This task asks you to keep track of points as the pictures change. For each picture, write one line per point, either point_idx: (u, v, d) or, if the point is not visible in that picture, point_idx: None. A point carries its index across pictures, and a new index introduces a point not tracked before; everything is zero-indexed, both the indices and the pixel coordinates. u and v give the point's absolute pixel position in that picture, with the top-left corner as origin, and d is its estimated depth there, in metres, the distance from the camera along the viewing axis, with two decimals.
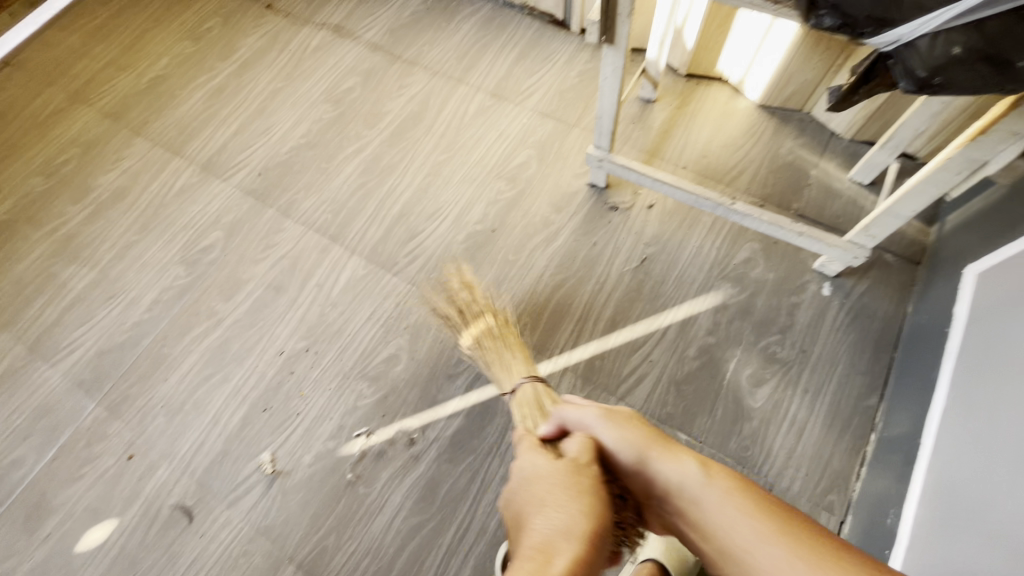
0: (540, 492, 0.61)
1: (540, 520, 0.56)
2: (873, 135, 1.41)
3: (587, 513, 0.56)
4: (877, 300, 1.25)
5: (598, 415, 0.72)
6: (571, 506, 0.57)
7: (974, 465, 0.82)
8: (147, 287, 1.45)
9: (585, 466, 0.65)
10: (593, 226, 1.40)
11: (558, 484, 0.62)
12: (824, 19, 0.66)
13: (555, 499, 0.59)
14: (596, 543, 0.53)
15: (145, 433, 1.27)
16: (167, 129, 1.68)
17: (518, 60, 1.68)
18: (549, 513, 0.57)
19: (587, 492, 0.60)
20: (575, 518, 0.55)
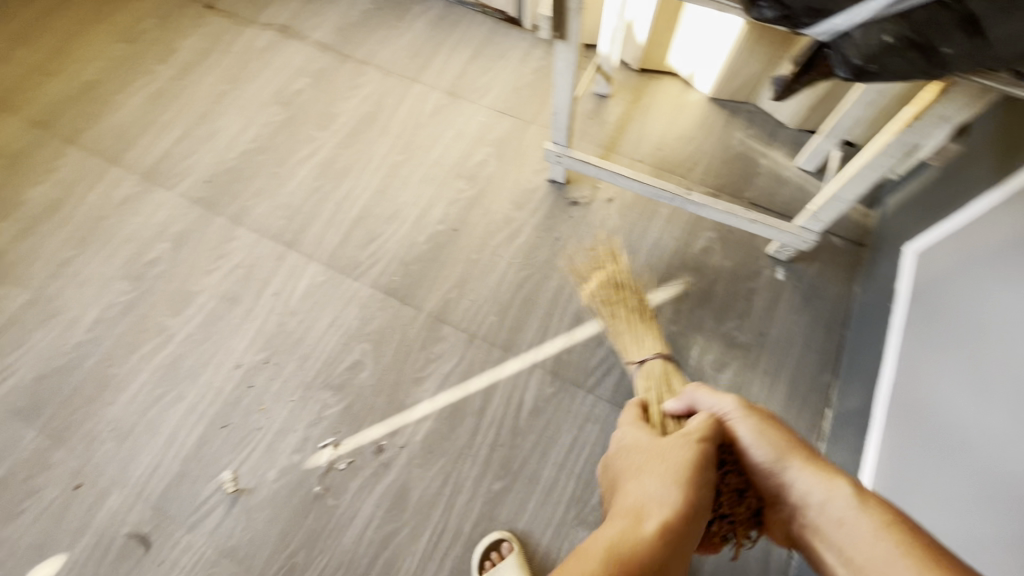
0: (638, 461, 0.67)
1: (639, 485, 0.61)
2: (816, 125, 1.47)
3: (681, 488, 0.59)
4: (827, 281, 1.31)
5: (738, 405, 0.72)
6: (669, 477, 0.60)
7: (926, 433, 0.86)
8: (88, 304, 1.36)
9: (694, 438, 0.67)
10: (555, 222, 1.41)
11: (656, 456, 0.66)
12: (765, 11, 0.68)
13: (651, 468, 0.63)
14: (686, 517, 0.56)
15: (93, 460, 1.20)
16: (103, 137, 1.59)
17: (472, 58, 1.67)
18: (641, 480, 0.61)
19: (687, 467, 0.62)
20: (668, 490, 0.58)
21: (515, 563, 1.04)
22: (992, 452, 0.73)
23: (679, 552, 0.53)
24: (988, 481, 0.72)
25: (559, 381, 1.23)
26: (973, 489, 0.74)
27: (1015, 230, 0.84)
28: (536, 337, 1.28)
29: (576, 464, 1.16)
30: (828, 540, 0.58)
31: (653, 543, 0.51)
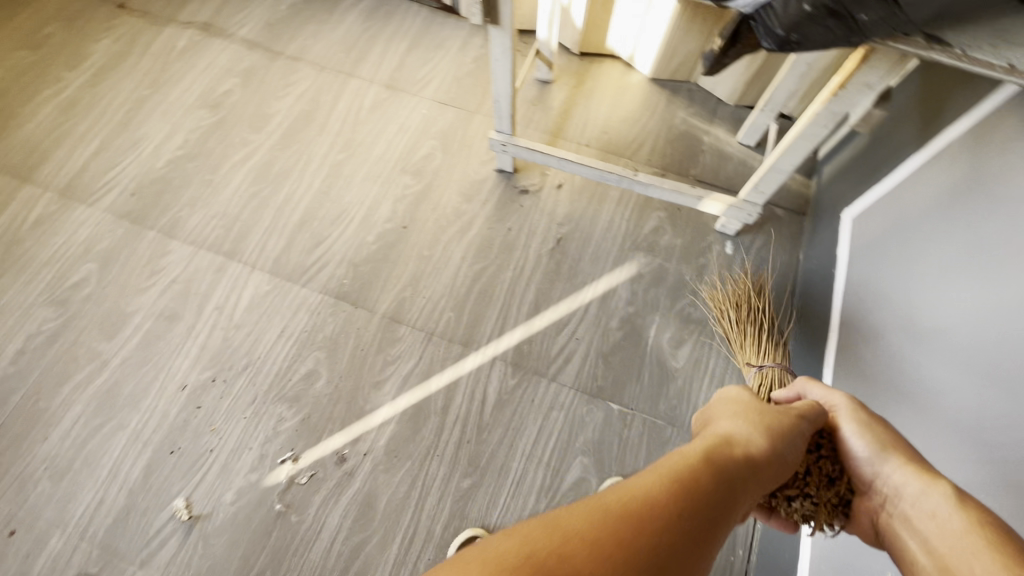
0: (731, 406, 0.67)
1: (727, 421, 0.62)
2: (753, 100, 1.50)
3: (770, 437, 0.60)
4: (774, 252, 1.34)
5: (850, 401, 0.72)
6: (759, 422, 0.61)
7: (875, 388, 0.90)
8: (7, 336, 1.25)
9: (796, 411, 0.67)
10: (506, 212, 1.39)
11: (749, 404, 0.66)
12: None
13: (741, 412, 0.64)
14: (770, 460, 0.57)
15: (28, 503, 1.11)
16: (10, 153, 1.46)
17: (410, 49, 1.62)
18: (732, 417, 0.62)
19: (783, 426, 0.62)
20: (758, 433, 0.59)
21: None
22: (935, 398, 0.77)
23: (758, 482, 0.54)
24: (933, 427, 0.76)
25: (522, 372, 1.22)
26: (922, 436, 0.77)
27: (941, 185, 0.89)
28: (496, 330, 1.26)
29: (544, 453, 1.15)
30: (914, 528, 0.59)
31: (739, 465, 0.53)
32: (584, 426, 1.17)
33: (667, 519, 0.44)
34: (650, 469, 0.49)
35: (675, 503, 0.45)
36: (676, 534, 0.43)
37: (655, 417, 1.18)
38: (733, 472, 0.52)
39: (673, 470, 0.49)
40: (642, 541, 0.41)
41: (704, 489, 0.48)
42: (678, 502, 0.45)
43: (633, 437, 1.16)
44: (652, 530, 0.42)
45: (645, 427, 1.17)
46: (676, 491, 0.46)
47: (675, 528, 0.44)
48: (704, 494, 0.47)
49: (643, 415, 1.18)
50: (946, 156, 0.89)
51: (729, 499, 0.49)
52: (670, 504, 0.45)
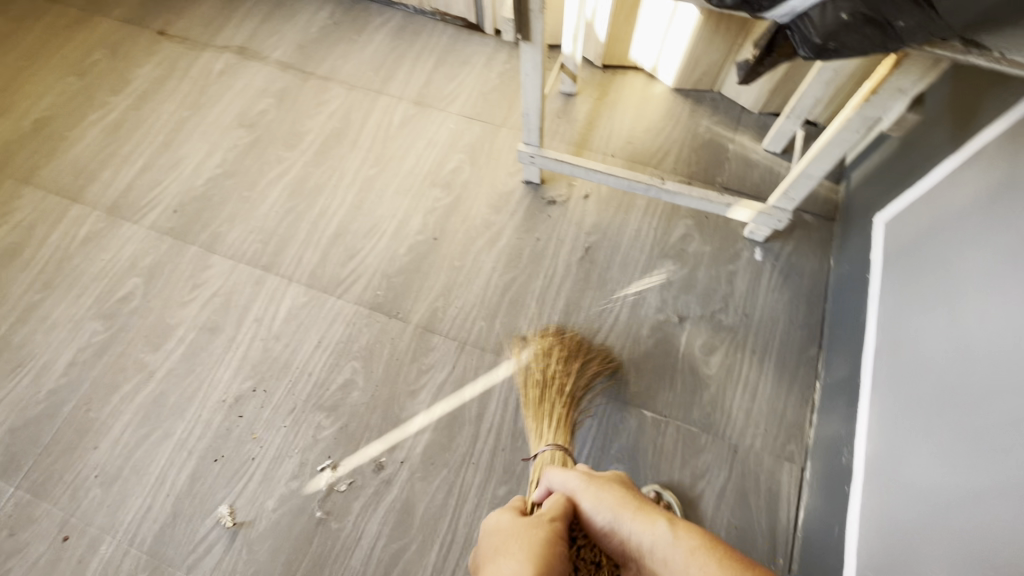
0: (496, 543, 0.59)
1: (494, 569, 0.54)
2: (778, 107, 1.51)
3: (539, 566, 0.54)
4: (804, 258, 1.34)
5: (579, 472, 0.70)
6: (524, 553, 0.55)
7: (912, 397, 0.89)
8: (60, 348, 1.31)
9: (550, 520, 0.63)
10: (534, 222, 1.41)
11: (513, 534, 0.60)
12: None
13: (511, 543, 0.58)
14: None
15: (80, 509, 1.15)
16: (61, 174, 1.54)
17: (437, 66, 1.67)
18: (499, 558, 0.56)
19: (539, 545, 0.57)
20: (525, 565, 0.53)
21: None
22: (974, 405, 0.77)
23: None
24: (972, 433, 0.75)
25: None
26: (960, 442, 0.77)
27: (976, 191, 0.89)
28: (527, 338, 1.28)
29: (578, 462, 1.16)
30: None
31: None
32: (618, 433, 1.18)
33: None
34: None
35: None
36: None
37: (690, 424, 1.18)
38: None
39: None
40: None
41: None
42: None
43: (667, 444, 1.16)
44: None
45: (679, 434, 1.17)
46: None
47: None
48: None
49: (676, 422, 1.18)
50: (982, 160, 0.90)
51: None
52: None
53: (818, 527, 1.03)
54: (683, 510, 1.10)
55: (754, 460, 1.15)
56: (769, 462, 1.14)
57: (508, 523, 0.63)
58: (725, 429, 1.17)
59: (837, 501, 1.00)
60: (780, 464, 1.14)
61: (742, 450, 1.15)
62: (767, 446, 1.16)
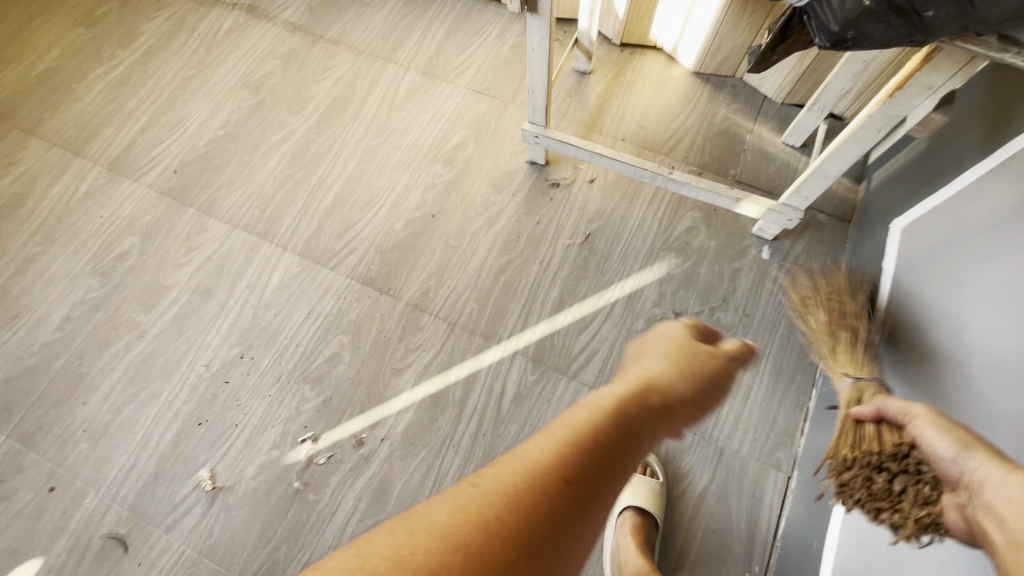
0: (661, 340, 0.65)
1: (647, 363, 0.60)
2: (802, 98, 1.43)
3: (680, 375, 0.58)
4: (813, 259, 1.28)
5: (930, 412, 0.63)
6: (684, 360, 0.61)
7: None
8: (56, 302, 1.32)
9: (724, 352, 0.66)
10: (535, 205, 1.37)
11: (673, 341, 0.64)
12: None
13: (670, 351, 0.62)
14: (687, 399, 0.57)
15: (68, 461, 1.17)
16: (65, 127, 1.53)
17: (448, 35, 1.61)
18: (657, 357, 0.61)
19: (692, 364, 0.61)
20: (672, 374, 0.58)
21: None
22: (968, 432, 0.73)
23: (669, 423, 0.54)
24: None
25: (542, 369, 1.21)
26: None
27: (999, 202, 0.82)
28: (519, 324, 1.25)
29: None
30: (990, 515, 0.50)
31: (658, 417, 0.53)
32: None
33: (578, 485, 0.42)
34: (546, 430, 0.46)
35: (596, 478, 0.43)
36: (588, 518, 0.41)
37: None
38: (649, 429, 0.51)
39: (579, 430, 0.46)
40: (564, 516, 0.40)
41: (626, 456, 0.47)
42: (592, 463, 0.44)
43: None
44: (570, 503, 0.41)
45: None
46: (584, 457, 0.44)
47: (578, 490, 0.42)
48: (622, 458, 0.46)
49: None
50: (1011, 168, 0.81)
51: (626, 462, 0.46)
52: (576, 473, 0.43)
53: (797, 539, 1.00)
54: (662, 509, 1.08)
55: (739, 465, 1.12)
56: (755, 469, 1.11)
57: (683, 337, 0.65)
58: (712, 432, 1.14)
59: (819, 516, 0.97)
60: (765, 471, 1.10)
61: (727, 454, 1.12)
62: (754, 452, 1.12)
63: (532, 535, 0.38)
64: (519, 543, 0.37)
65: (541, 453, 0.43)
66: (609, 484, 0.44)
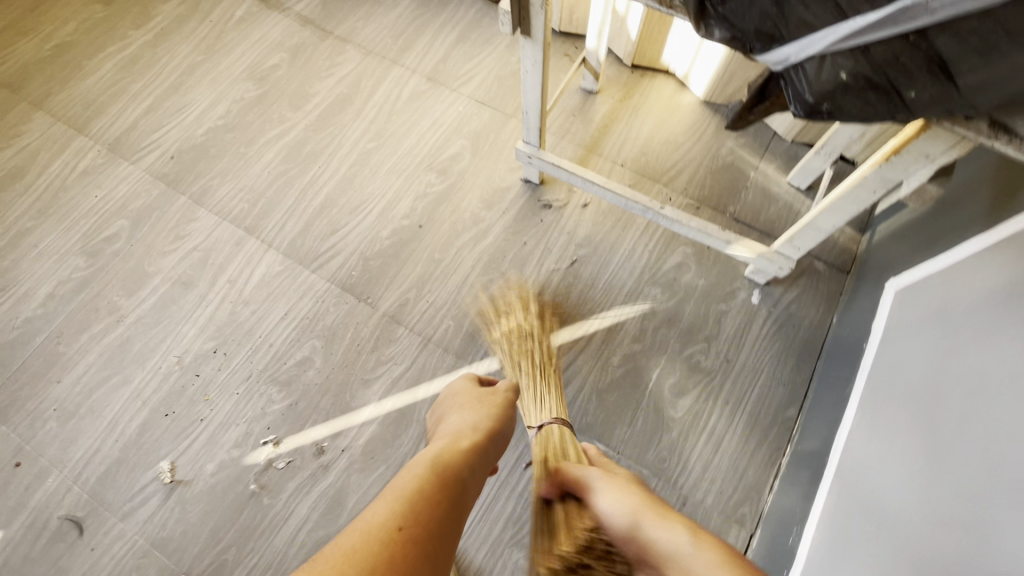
0: (461, 401, 0.82)
1: (454, 419, 0.76)
2: (814, 138, 1.37)
3: (487, 417, 0.76)
4: (804, 309, 1.23)
5: (601, 475, 0.60)
6: (484, 411, 0.77)
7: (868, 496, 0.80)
8: (42, 279, 1.34)
9: (504, 388, 0.86)
10: (525, 224, 1.34)
11: (471, 397, 0.83)
12: (714, 30, 0.63)
13: (470, 404, 0.80)
14: (495, 437, 0.72)
15: (35, 439, 1.19)
16: (71, 104, 1.54)
17: (458, 42, 1.58)
18: (460, 412, 0.79)
19: (496, 408, 0.79)
20: (478, 419, 0.75)
21: None
22: (916, 526, 0.69)
23: (489, 459, 0.69)
24: (906, 556, 0.68)
25: None
26: (894, 563, 0.69)
27: (993, 283, 0.77)
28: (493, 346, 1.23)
29: (518, 484, 1.11)
30: None
31: (475, 455, 0.66)
32: None
33: (412, 529, 0.49)
34: (383, 495, 0.53)
35: (433, 521, 0.52)
36: (432, 555, 0.48)
37: (641, 466, 1.12)
38: (467, 467, 0.63)
39: (408, 488, 0.55)
40: (409, 563, 0.45)
41: (454, 496, 0.57)
42: (424, 510, 0.52)
43: None
44: (413, 546, 0.48)
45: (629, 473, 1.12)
46: (418, 507, 0.52)
47: (413, 533, 0.49)
48: (452, 499, 0.57)
49: (628, 461, 1.12)
50: (1006, 249, 0.77)
51: (459, 502, 0.57)
52: (410, 522, 0.50)
53: None
54: None
55: (700, 517, 1.08)
56: (717, 522, 1.08)
57: (469, 391, 0.85)
58: (677, 479, 1.10)
59: None
60: (727, 526, 1.07)
61: (688, 504, 1.09)
62: (718, 505, 1.09)
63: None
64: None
65: (377, 517, 0.49)
66: (449, 524, 0.53)
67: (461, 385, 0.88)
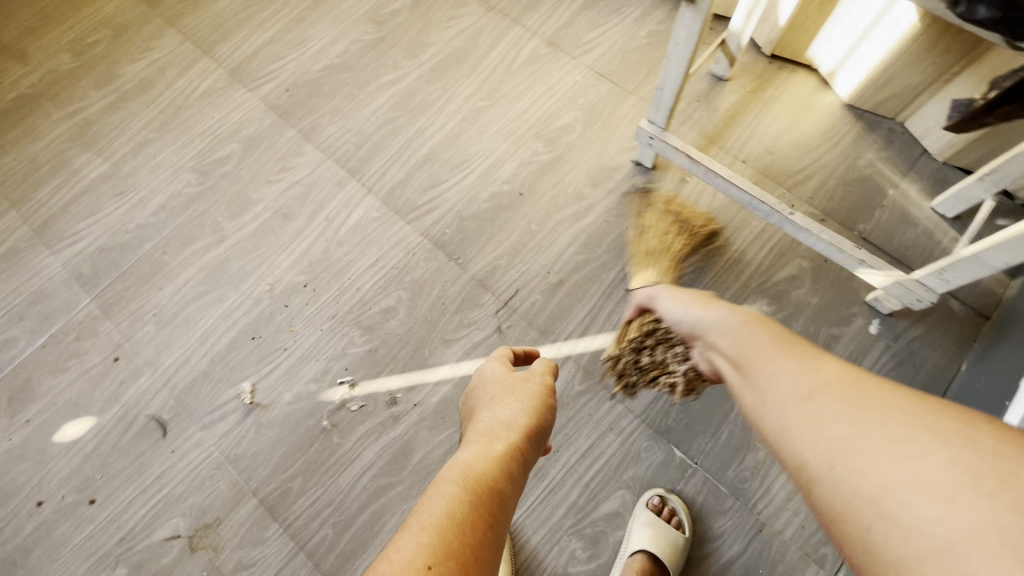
0: (494, 392, 0.79)
1: (490, 413, 0.74)
2: (971, 164, 1.23)
3: (523, 413, 0.73)
4: (929, 349, 1.11)
5: (670, 288, 0.90)
6: (520, 404, 0.75)
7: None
8: (156, 189, 1.39)
9: (537, 372, 0.83)
10: (630, 208, 1.27)
11: (506, 384, 0.80)
12: (978, 9, 0.63)
13: (506, 396, 0.78)
14: (529, 435, 0.70)
15: (134, 337, 1.25)
16: (200, 25, 1.58)
17: (585, 8, 1.50)
18: (491, 405, 0.76)
19: (534, 400, 0.76)
20: (514, 415, 0.73)
21: None
22: None
23: (523, 461, 0.67)
24: None
25: (592, 381, 1.14)
26: None
27: None
28: (579, 329, 1.18)
29: (585, 474, 1.08)
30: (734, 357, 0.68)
31: (507, 462, 0.64)
32: (637, 461, 1.08)
33: (441, 566, 0.48)
34: (411, 529, 0.53)
35: (463, 557, 0.50)
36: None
37: (719, 482, 1.06)
38: (501, 479, 0.62)
39: (437, 518, 0.54)
40: None
41: (485, 517, 0.56)
42: (453, 542, 0.51)
43: (688, 492, 1.06)
44: None
45: (703, 487, 1.06)
46: (445, 545, 0.51)
47: (441, 570, 0.48)
48: (483, 515, 0.56)
49: (705, 473, 1.07)
50: None
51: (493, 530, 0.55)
52: (437, 558, 0.49)
53: None
54: (679, 565, 1.01)
55: (776, 547, 1.02)
56: (793, 556, 1.00)
57: (503, 375, 0.82)
58: (756, 503, 1.04)
59: None
60: (804, 563, 1.00)
61: (763, 531, 1.02)
62: (797, 539, 1.02)
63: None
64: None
65: (404, 556, 0.49)
66: (484, 554, 0.52)
67: (495, 369, 0.85)
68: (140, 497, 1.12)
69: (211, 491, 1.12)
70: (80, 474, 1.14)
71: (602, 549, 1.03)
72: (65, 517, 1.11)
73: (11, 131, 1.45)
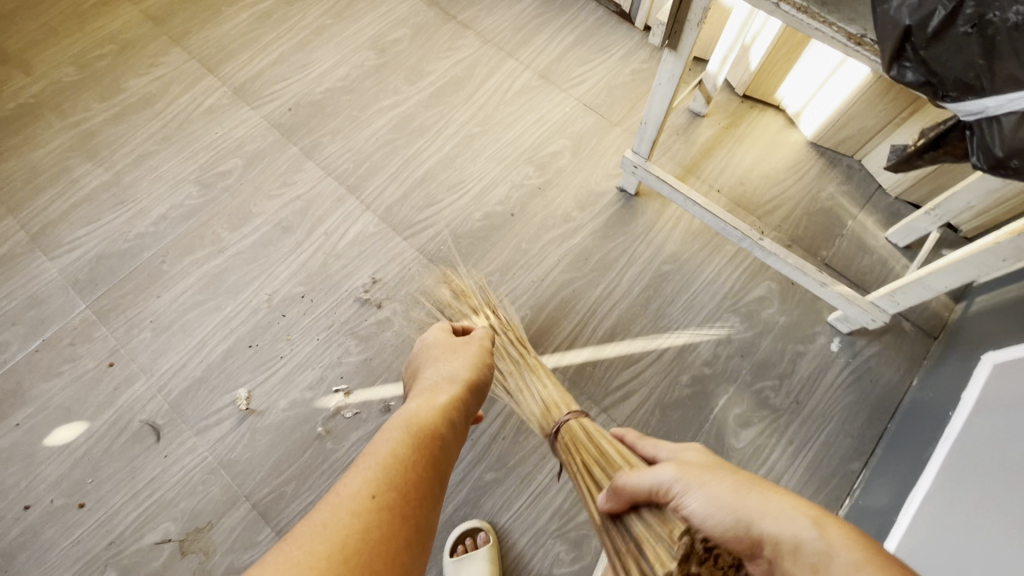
0: (437, 353, 0.90)
1: (434, 371, 0.84)
2: (920, 199, 1.36)
3: (464, 369, 0.84)
4: (884, 365, 1.22)
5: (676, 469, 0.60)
6: (463, 361, 0.86)
7: (937, 547, 0.80)
8: (157, 200, 1.43)
9: (475, 338, 0.93)
10: (614, 231, 1.37)
11: (449, 346, 0.91)
12: (906, 72, 0.72)
13: (448, 356, 0.88)
14: (470, 387, 0.81)
15: (130, 343, 1.28)
16: (206, 45, 1.65)
17: (574, 45, 1.62)
18: (435, 365, 0.86)
19: (477, 360, 0.87)
20: (456, 372, 0.83)
21: (487, 557, 1.04)
22: None
23: (461, 408, 0.77)
24: None
25: (576, 392, 1.21)
26: None
27: None
28: (565, 342, 1.26)
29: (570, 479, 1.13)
30: None
31: (448, 410, 0.74)
32: None
33: (383, 496, 0.56)
34: (357, 468, 0.60)
35: (404, 488, 0.59)
36: (403, 516, 0.56)
37: None
38: (442, 425, 0.71)
39: (382, 457, 0.62)
40: (388, 526, 0.54)
41: (425, 455, 0.65)
42: (397, 477, 0.60)
43: None
44: (386, 512, 0.55)
45: None
46: (387, 479, 0.59)
47: (382, 499, 0.56)
48: (424, 454, 0.65)
49: None
50: None
51: (431, 465, 0.65)
52: (380, 489, 0.57)
53: None
54: None
55: None
56: None
57: (445, 341, 0.92)
58: None
59: None
60: None
61: None
62: None
63: (357, 553, 0.50)
64: (346, 564, 0.49)
65: (349, 489, 0.57)
66: (424, 485, 0.62)
67: (437, 336, 0.95)
68: (131, 501, 1.13)
69: (203, 495, 1.14)
70: (69, 478, 1.15)
71: (585, 552, 1.08)
72: (53, 521, 1.12)
73: (11, 138, 1.48)
